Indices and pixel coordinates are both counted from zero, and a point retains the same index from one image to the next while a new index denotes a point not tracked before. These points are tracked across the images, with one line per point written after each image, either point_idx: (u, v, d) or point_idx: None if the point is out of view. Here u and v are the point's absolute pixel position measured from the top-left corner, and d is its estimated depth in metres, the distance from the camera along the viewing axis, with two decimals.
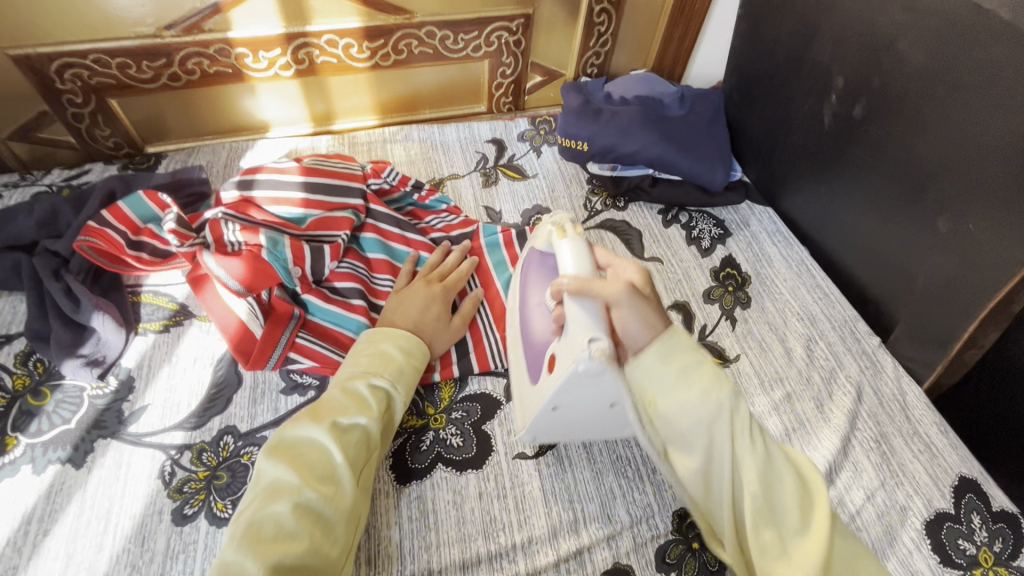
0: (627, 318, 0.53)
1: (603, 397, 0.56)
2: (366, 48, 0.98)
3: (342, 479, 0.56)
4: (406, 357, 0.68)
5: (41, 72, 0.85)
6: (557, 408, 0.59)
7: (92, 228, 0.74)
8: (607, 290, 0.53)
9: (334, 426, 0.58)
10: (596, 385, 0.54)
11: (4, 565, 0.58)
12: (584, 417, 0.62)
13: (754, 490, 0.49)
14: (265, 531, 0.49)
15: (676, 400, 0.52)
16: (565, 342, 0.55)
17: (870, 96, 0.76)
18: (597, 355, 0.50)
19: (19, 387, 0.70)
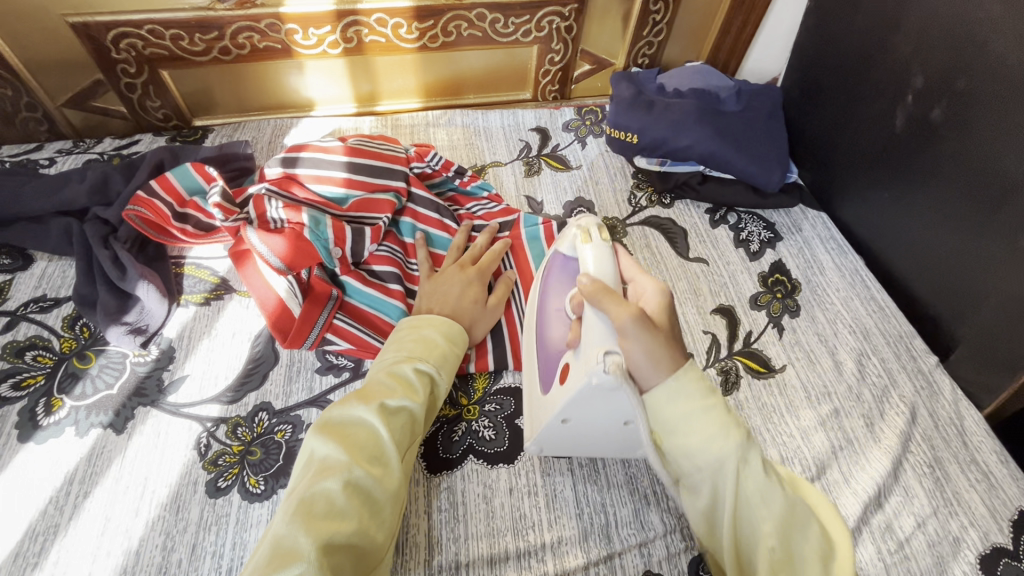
0: (636, 344, 0.50)
1: (615, 414, 0.54)
2: (415, 29, 0.96)
3: (390, 461, 0.55)
4: (450, 344, 0.66)
5: (97, 41, 0.86)
6: (566, 420, 0.57)
7: (140, 198, 0.75)
8: (618, 312, 0.51)
9: (383, 407, 0.57)
10: (608, 402, 0.52)
11: (46, 523, 0.59)
12: (595, 435, 0.60)
13: (771, 540, 0.47)
14: (317, 508, 0.49)
15: (694, 428, 0.49)
16: (579, 356, 0.54)
17: (951, 99, 0.71)
18: (612, 369, 0.48)
19: (66, 350, 0.71)
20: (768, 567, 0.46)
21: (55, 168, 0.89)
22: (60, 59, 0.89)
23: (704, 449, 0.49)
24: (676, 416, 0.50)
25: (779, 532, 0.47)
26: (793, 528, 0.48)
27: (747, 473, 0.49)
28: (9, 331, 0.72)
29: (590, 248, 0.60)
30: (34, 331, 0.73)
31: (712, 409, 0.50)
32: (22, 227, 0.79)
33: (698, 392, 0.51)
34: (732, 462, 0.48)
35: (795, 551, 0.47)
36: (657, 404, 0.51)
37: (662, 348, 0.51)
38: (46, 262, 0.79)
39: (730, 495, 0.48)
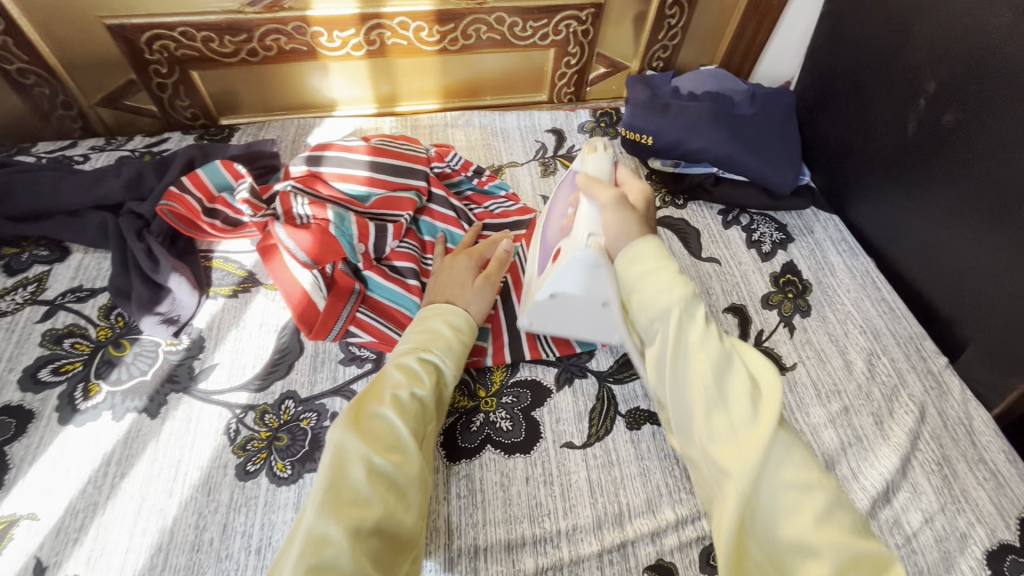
0: (614, 220, 0.61)
1: (596, 294, 0.65)
2: (436, 32, 0.99)
3: (406, 447, 0.57)
4: (456, 333, 0.69)
5: (132, 42, 0.89)
6: (553, 296, 0.67)
7: (173, 194, 0.78)
8: (604, 194, 0.62)
9: (394, 398, 0.59)
10: (589, 278, 0.63)
11: (86, 501, 0.62)
12: (577, 313, 0.71)
13: (707, 386, 0.53)
14: (344, 496, 0.52)
15: (648, 283, 0.57)
16: (568, 239, 0.64)
17: (964, 104, 0.73)
18: (592, 245, 0.59)
19: (102, 338, 0.74)
20: (708, 417, 0.53)
21: (89, 165, 0.93)
22: (96, 60, 0.92)
23: (652, 303, 0.56)
24: (633, 279, 0.58)
25: (719, 380, 0.53)
26: (730, 376, 0.54)
27: (690, 324, 0.55)
28: (48, 319, 0.76)
29: (587, 151, 0.69)
30: (71, 320, 0.76)
31: (664, 270, 0.57)
32: (60, 221, 0.82)
33: (653, 255, 0.59)
34: (678, 311, 0.55)
35: (731, 394, 0.53)
36: (626, 270, 0.59)
37: (635, 222, 0.61)
38: (81, 254, 0.83)
39: (676, 351, 0.54)
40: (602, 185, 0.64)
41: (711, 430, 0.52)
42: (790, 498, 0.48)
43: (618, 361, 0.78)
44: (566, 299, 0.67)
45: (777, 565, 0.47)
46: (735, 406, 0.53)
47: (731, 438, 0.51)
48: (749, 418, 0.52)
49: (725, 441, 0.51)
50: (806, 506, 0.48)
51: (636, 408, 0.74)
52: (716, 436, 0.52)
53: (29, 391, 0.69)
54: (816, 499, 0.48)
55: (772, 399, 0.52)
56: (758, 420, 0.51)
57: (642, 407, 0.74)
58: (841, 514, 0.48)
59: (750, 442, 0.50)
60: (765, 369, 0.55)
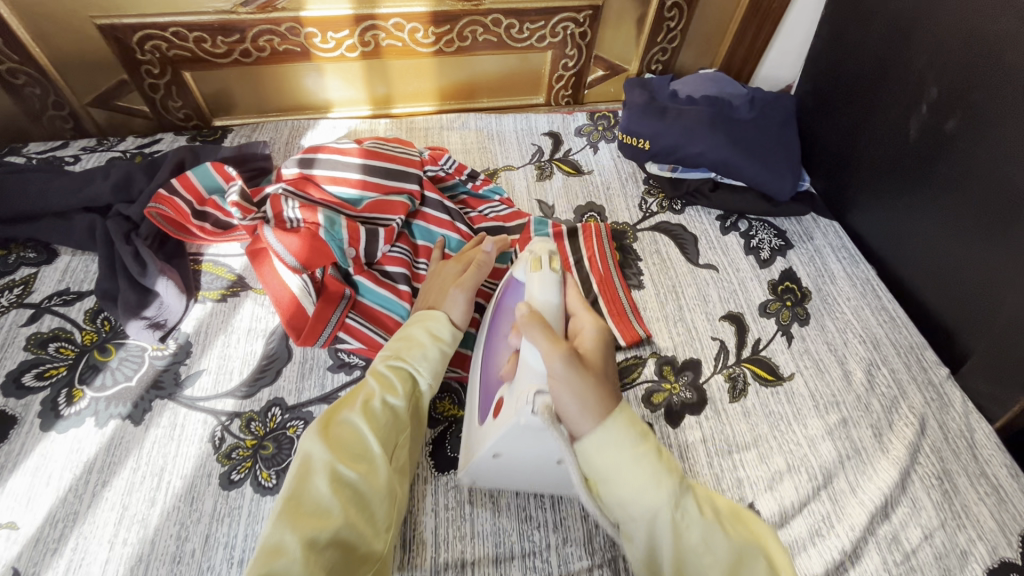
0: (570, 360, 0.53)
1: (546, 453, 0.56)
2: (431, 34, 0.98)
3: (374, 456, 0.56)
4: (434, 340, 0.67)
5: (123, 42, 0.88)
6: (495, 456, 0.58)
7: (162, 196, 0.77)
8: (549, 347, 0.54)
9: (364, 407, 0.59)
10: (537, 439, 0.55)
11: (66, 510, 0.61)
12: (526, 471, 0.61)
13: (714, 563, 0.50)
14: (305, 506, 0.51)
15: (623, 478, 0.52)
16: (512, 391, 0.57)
17: (967, 110, 0.71)
18: (540, 410, 0.51)
19: (87, 342, 0.73)
20: (674, 559, 0.51)
21: (80, 165, 0.92)
22: (87, 60, 0.91)
23: (627, 489, 0.52)
24: (614, 462, 0.52)
25: (689, 545, 0.51)
26: (700, 520, 0.52)
27: (663, 516, 0.51)
28: (33, 322, 0.74)
29: (537, 285, 0.62)
30: (57, 323, 0.75)
31: (643, 458, 0.52)
32: (48, 222, 0.81)
33: (632, 423, 0.54)
34: (661, 508, 0.51)
35: (700, 539, 0.51)
36: (593, 457, 0.53)
37: (591, 396, 0.52)
38: (69, 256, 0.82)
39: (668, 539, 0.51)
40: (547, 329, 0.55)
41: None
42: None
43: None
44: (511, 459, 0.58)
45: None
46: (712, 559, 0.50)
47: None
48: (715, 570, 0.50)
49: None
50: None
51: None
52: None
53: (12, 396, 0.68)
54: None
55: (737, 552, 0.51)
56: (725, 564, 0.50)
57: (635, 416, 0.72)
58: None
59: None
60: (720, 507, 0.55)
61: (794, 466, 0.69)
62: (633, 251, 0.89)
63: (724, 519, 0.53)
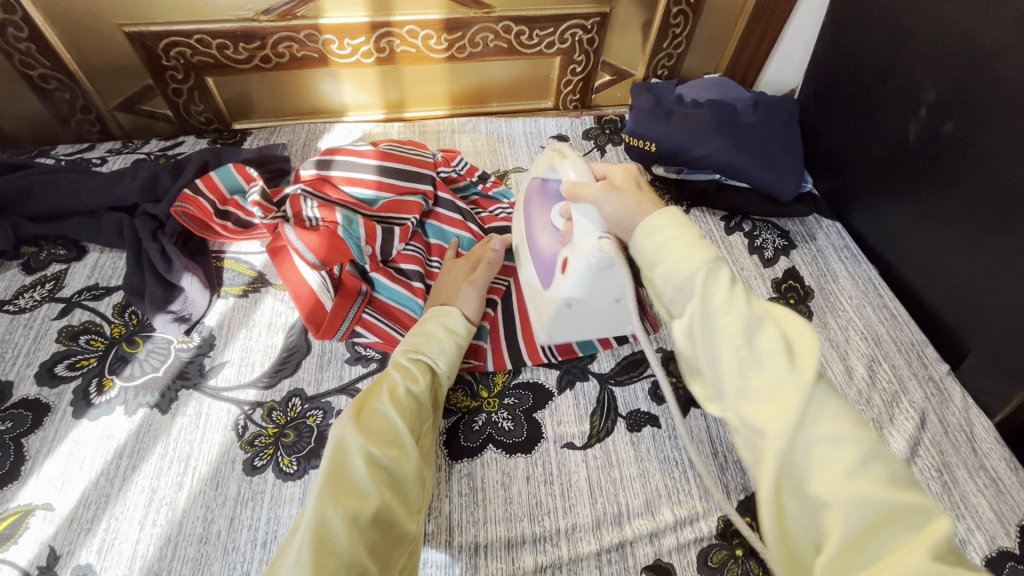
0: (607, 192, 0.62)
1: (610, 291, 0.68)
2: (444, 40, 1.01)
3: (403, 441, 0.59)
4: (451, 334, 0.70)
5: (150, 49, 0.92)
6: (569, 307, 0.70)
7: (186, 195, 0.80)
8: (590, 193, 0.63)
9: (392, 396, 0.62)
10: (606, 280, 0.65)
11: (99, 492, 0.64)
12: (590, 318, 0.73)
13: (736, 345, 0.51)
14: (344, 488, 0.54)
15: (670, 250, 0.55)
16: (575, 248, 0.65)
17: (963, 112, 0.73)
18: (605, 247, 0.59)
19: (116, 335, 0.77)
20: (732, 366, 0.51)
21: (106, 167, 0.96)
22: (115, 66, 0.95)
23: (682, 263, 0.53)
24: (665, 238, 0.55)
25: (746, 360, 0.51)
26: (760, 329, 0.51)
27: (716, 293, 0.52)
28: (64, 316, 0.78)
29: (562, 166, 0.70)
30: (87, 317, 0.78)
31: (685, 240, 0.55)
32: (78, 221, 0.84)
33: (684, 222, 0.56)
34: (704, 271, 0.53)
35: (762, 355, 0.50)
36: (645, 246, 0.57)
37: (640, 206, 0.60)
38: (97, 253, 0.85)
39: (696, 308, 0.52)
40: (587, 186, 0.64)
41: (744, 384, 0.50)
42: (821, 452, 0.47)
43: (620, 363, 0.79)
44: (582, 306, 0.70)
45: (813, 509, 0.47)
46: (770, 366, 0.50)
47: (766, 400, 0.49)
48: (773, 385, 0.49)
49: (760, 401, 0.50)
50: (836, 461, 0.46)
51: (637, 410, 0.74)
52: (741, 390, 0.50)
53: (46, 385, 0.71)
54: (846, 454, 0.46)
55: (806, 371, 0.49)
56: (792, 377, 0.49)
57: (642, 409, 0.75)
58: (879, 467, 0.46)
59: (781, 399, 0.49)
60: (795, 327, 0.52)
61: None
62: None
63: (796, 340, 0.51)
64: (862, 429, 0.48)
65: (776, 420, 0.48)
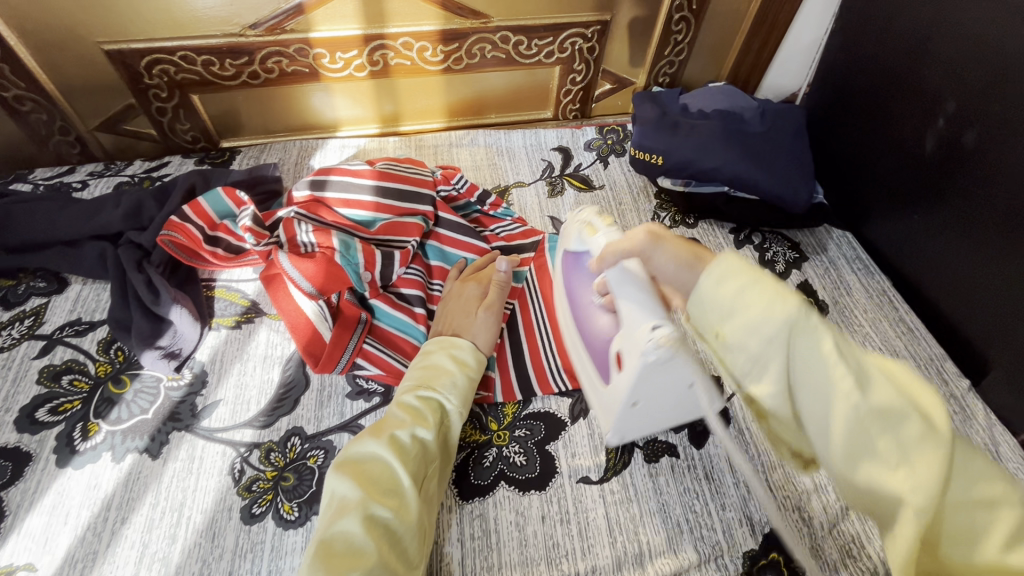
0: (660, 265, 0.50)
1: (680, 378, 0.51)
2: (440, 51, 0.97)
3: (403, 490, 0.55)
4: (461, 367, 0.67)
5: (131, 67, 0.88)
6: (637, 405, 0.55)
7: (174, 223, 0.76)
8: (629, 242, 0.51)
9: (393, 440, 0.57)
10: (668, 374, 0.50)
11: (85, 550, 0.59)
12: (665, 407, 0.57)
13: (871, 382, 0.39)
14: (336, 548, 0.49)
15: (744, 307, 0.41)
16: (625, 336, 0.51)
17: (985, 123, 0.71)
18: (662, 342, 0.47)
19: (102, 374, 0.72)
20: (852, 423, 0.38)
21: (87, 192, 0.91)
22: (95, 86, 0.91)
23: (771, 316, 0.40)
24: (740, 296, 0.41)
25: (868, 416, 0.38)
26: (874, 374, 0.39)
27: (811, 340, 0.39)
28: (45, 355, 0.73)
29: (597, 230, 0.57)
30: (70, 355, 0.74)
31: (771, 279, 0.41)
32: (57, 252, 0.80)
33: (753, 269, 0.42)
34: (807, 317, 0.39)
35: (896, 409, 0.38)
36: (713, 288, 0.42)
37: (693, 248, 0.49)
38: (80, 285, 0.81)
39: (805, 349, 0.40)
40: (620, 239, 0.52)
41: (873, 446, 0.38)
42: (973, 517, 0.38)
43: None
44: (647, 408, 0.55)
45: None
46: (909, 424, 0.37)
47: (901, 463, 0.37)
48: (897, 454, 0.37)
49: (892, 459, 0.38)
50: (994, 527, 0.37)
51: (654, 439, 0.71)
52: (854, 449, 0.39)
53: (26, 432, 0.67)
54: (1005, 516, 0.37)
55: (938, 423, 0.38)
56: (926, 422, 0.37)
57: (659, 438, 0.71)
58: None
59: (917, 461, 0.37)
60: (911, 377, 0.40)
61: (822, 486, 0.67)
62: None
63: (906, 380, 0.40)
64: (999, 474, 0.39)
65: (923, 488, 0.36)
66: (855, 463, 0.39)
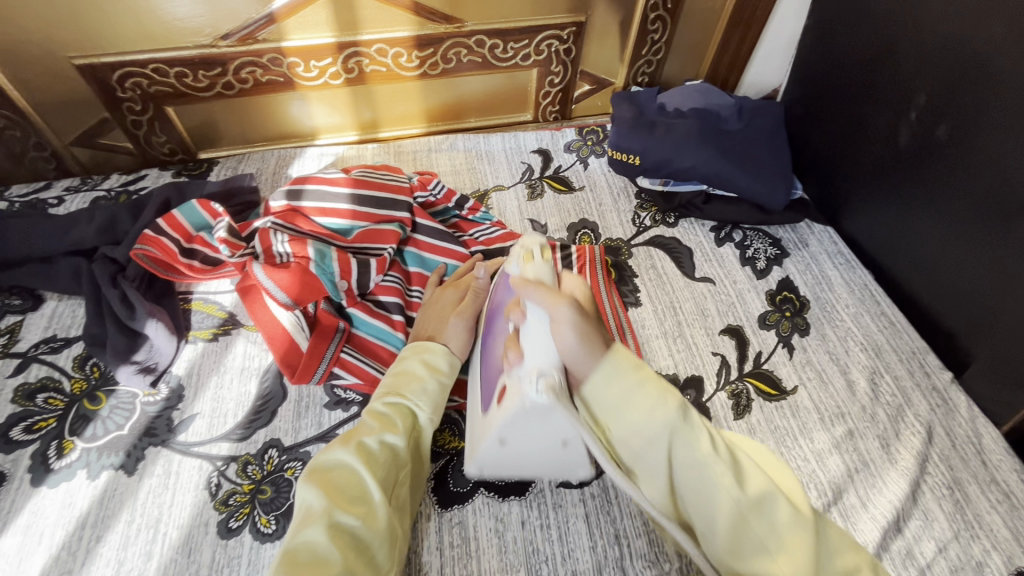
0: (566, 342, 0.51)
1: (555, 435, 0.56)
2: (415, 57, 0.97)
3: (372, 497, 0.54)
4: (432, 371, 0.66)
5: (104, 81, 0.88)
6: (508, 438, 0.57)
7: (148, 237, 0.75)
8: (548, 301, 0.52)
9: (361, 447, 0.57)
10: (544, 423, 0.54)
11: (60, 569, 0.59)
12: (533, 452, 0.60)
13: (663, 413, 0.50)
14: (301, 556, 0.48)
15: (575, 345, 0.53)
16: (515, 375, 0.54)
17: (957, 115, 0.71)
18: (545, 390, 0.50)
19: (77, 390, 0.72)
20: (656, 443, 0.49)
21: (63, 208, 0.90)
22: (68, 101, 0.90)
23: (591, 353, 0.52)
24: (568, 332, 0.54)
25: (663, 436, 0.49)
26: (747, 470, 0.48)
27: (688, 443, 0.48)
28: (20, 373, 0.73)
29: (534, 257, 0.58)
30: (45, 372, 0.73)
31: (593, 317, 0.54)
32: (33, 268, 0.79)
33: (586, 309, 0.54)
34: (610, 353, 0.52)
35: (677, 426, 0.50)
36: (595, 391, 0.52)
37: (593, 339, 0.51)
38: (56, 301, 0.80)
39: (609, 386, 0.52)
40: (545, 290, 0.53)
41: (668, 461, 0.49)
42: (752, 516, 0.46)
43: None
44: (518, 447, 0.58)
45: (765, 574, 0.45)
46: (690, 436, 0.49)
47: (691, 469, 0.48)
48: (687, 461, 0.49)
49: (689, 477, 0.48)
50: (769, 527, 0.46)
51: None
52: (659, 470, 0.49)
53: (1, 451, 0.66)
54: (776, 510, 0.46)
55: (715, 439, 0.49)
56: (789, 507, 0.46)
57: None
58: (869, 573, 0.45)
59: (701, 470, 0.48)
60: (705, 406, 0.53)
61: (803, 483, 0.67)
62: (628, 267, 0.88)
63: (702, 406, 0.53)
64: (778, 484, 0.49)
65: (702, 491, 0.47)
66: (741, 556, 0.45)
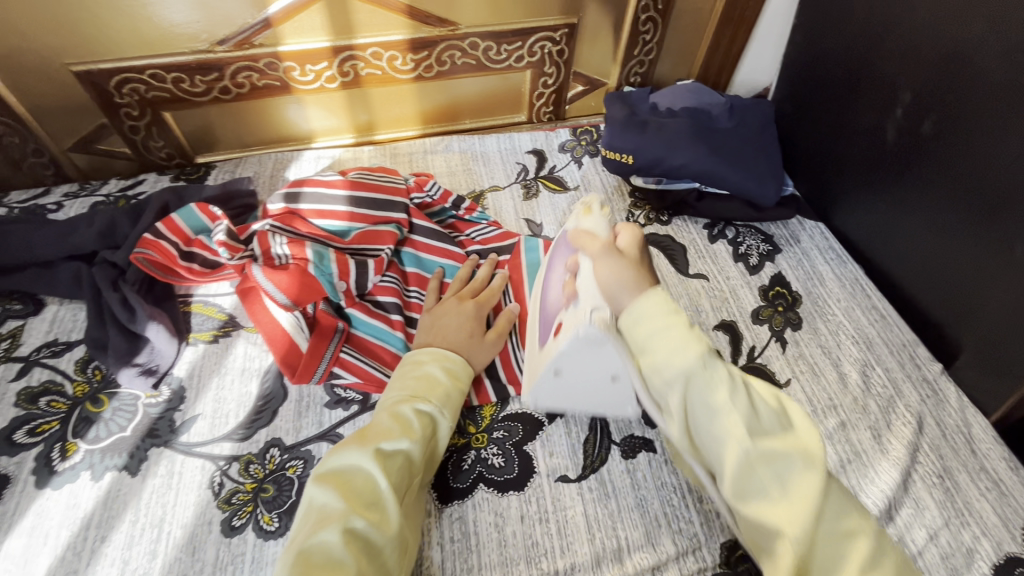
0: (608, 269, 0.56)
1: (605, 368, 0.58)
2: (409, 60, 0.98)
3: (385, 503, 0.55)
4: (453, 382, 0.67)
5: (101, 87, 0.88)
6: (560, 370, 0.61)
7: (147, 240, 0.76)
8: (591, 248, 0.59)
9: (379, 452, 0.57)
10: (597, 355, 0.56)
11: (65, 569, 0.60)
12: (586, 387, 0.64)
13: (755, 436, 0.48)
14: (315, 558, 0.50)
15: (660, 348, 0.51)
16: (570, 311, 0.57)
17: (941, 110, 0.73)
18: (596, 321, 0.52)
19: (79, 393, 0.72)
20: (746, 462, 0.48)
21: (62, 213, 0.91)
22: (65, 108, 0.91)
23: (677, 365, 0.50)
24: (648, 333, 0.52)
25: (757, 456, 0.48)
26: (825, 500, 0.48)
27: (777, 460, 0.48)
28: (22, 377, 0.74)
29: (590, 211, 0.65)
30: (47, 376, 0.74)
31: (676, 322, 0.52)
32: (33, 274, 0.80)
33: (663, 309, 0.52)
34: (699, 367, 0.50)
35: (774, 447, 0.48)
36: (631, 330, 0.53)
37: (636, 271, 0.55)
38: (56, 306, 0.81)
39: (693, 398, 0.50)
40: (592, 239, 0.60)
41: (760, 482, 0.48)
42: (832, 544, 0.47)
43: None
44: (571, 377, 0.62)
45: None
46: (785, 466, 0.48)
47: (780, 496, 0.47)
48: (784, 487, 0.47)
49: (779, 501, 0.47)
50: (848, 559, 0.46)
51: (632, 436, 0.72)
52: (749, 487, 0.48)
53: (4, 454, 0.67)
54: (861, 546, 0.46)
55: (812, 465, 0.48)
56: (807, 470, 0.47)
57: (637, 434, 0.72)
58: (862, 544, 0.47)
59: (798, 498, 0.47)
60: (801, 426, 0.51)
61: None
62: None
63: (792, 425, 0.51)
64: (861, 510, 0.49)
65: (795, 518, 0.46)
66: (746, 500, 0.48)
